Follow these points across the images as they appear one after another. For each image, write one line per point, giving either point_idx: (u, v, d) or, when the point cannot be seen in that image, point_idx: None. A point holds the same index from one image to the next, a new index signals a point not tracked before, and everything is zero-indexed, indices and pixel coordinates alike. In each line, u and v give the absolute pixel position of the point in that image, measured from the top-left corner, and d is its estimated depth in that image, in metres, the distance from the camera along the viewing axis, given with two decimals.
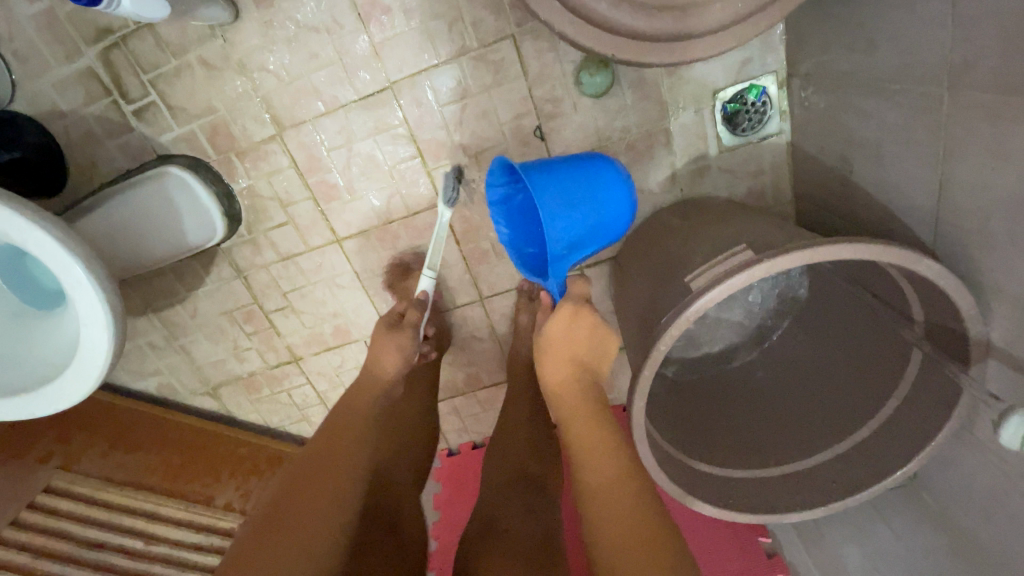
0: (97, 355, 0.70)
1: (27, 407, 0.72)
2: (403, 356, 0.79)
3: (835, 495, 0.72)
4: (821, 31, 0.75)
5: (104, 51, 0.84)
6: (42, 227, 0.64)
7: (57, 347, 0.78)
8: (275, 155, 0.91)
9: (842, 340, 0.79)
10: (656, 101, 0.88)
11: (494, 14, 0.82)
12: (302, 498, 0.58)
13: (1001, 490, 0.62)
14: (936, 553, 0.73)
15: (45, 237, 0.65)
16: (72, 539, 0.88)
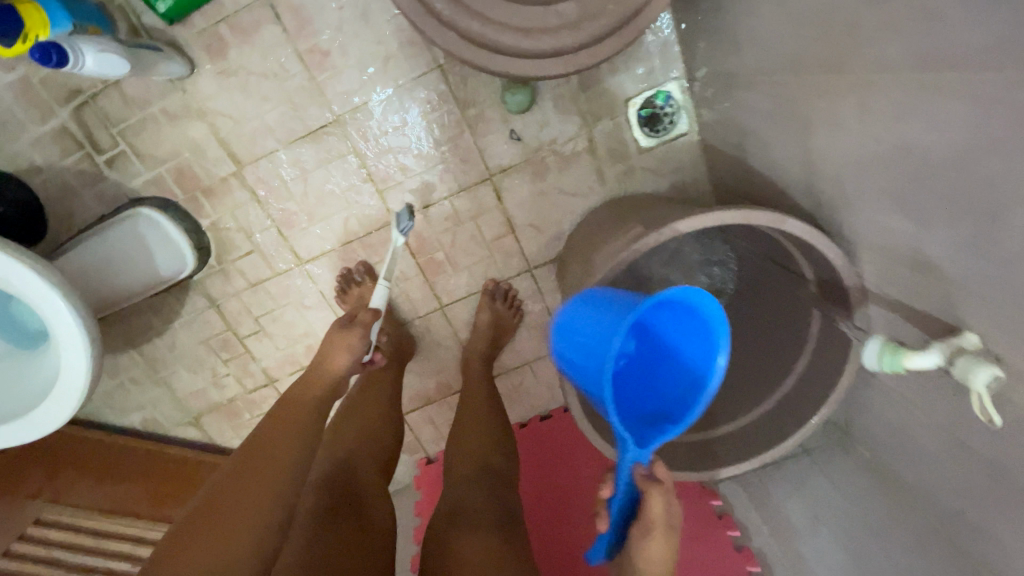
0: (77, 380, 0.76)
1: (16, 436, 0.78)
2: (355, 355, 0.84)
3: (762, 448, 0.79)
4: (707, 38, 0.85)
5: (77, 110, 0.93)
6: (23, 262, 0.72)
7: (38, 378, 0.84)
8: (237, 190, 1.00)
9: (766, 312, 0.85)
10: (575, 114, 0.98)
11: (423, 49, 0.93)
12: (232, 500, 0.63)
13: (903, 419, 0.69)
14: (866, 491, 0.79)
15: (26, 272, 0.72)
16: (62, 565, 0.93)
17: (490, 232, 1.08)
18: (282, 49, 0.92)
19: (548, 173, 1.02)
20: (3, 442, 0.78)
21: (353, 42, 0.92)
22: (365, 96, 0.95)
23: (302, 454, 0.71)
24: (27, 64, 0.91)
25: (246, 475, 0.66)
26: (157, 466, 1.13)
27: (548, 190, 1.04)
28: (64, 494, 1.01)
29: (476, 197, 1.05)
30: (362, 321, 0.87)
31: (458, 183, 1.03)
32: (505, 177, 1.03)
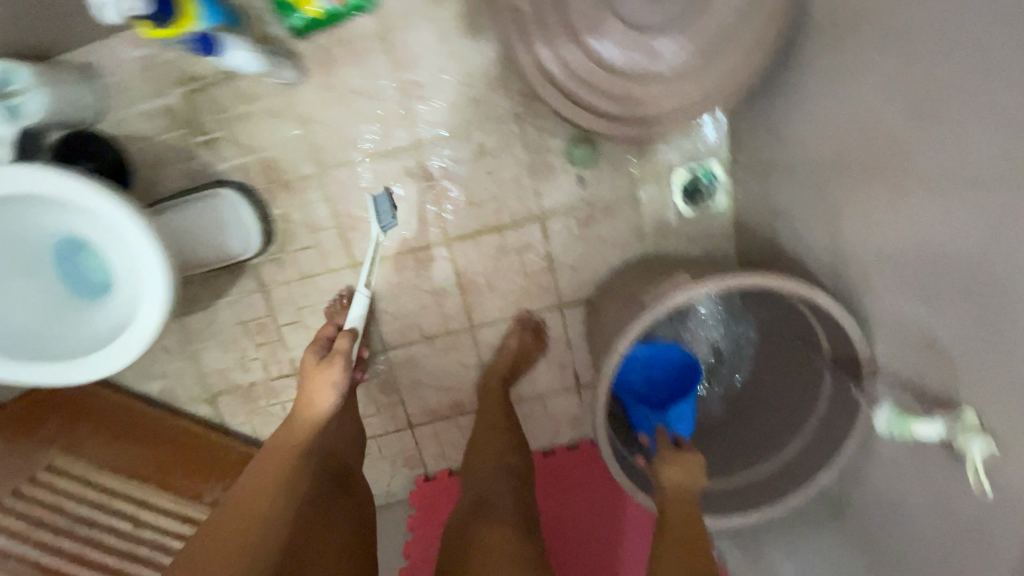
0: (151, 327, 0.81)
1: (88, 371, 0.83)
2: (339, 390, 0.90)
3: (768, 503, 0.85)
4: (755, 130, 0.97)
5: (188, 93, 1.03)
6: (122, 204, 0.77)
7: (108, 323, 0.89)
8: (312, 189, 1.09)
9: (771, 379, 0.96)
10: (627, 174, 1.09)
11: (506, 97, 1.05)
12: (206, 553, 0.69)
13: (899, 490, 0.77)
14: (855, 558, 0.85)
15: (123, 212, 0.77)
16: (64, 514, 0.96)
17: (531, 266, 1.16)
18: (384, 75, 1.03)
19: (594, 222, 1.12)
20: (76, 378, 0.83)
21: (446, 80, 1.04)
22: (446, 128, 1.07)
23: (275, 495, 0.76)
24: (154, 46, 1.00)
25: (218, 530, 0.72)
26: (170, 433, 1.15)
27: (590, 238, 1.14)
28: (77, 443, 1.05)
29: (525, 232, 1.14)
30: (342, 346, 0.91)
31: (512, 217, 1.13)
32: (555, 219, 1.13)
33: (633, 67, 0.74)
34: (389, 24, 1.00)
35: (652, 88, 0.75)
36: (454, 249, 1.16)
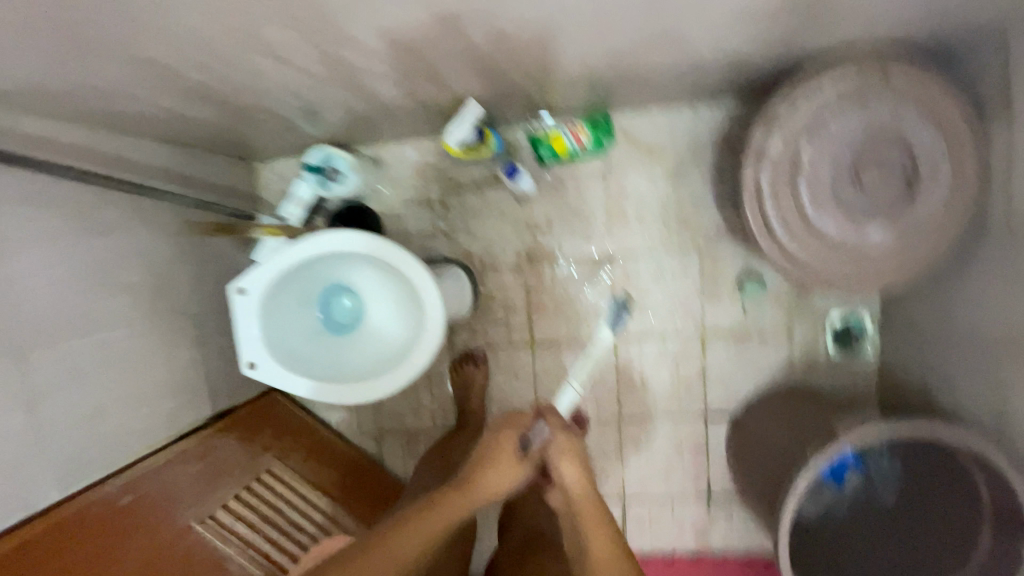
0: (413, 369, 1.02)
1: (352, 395, 1.03)
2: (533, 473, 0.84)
3: None
4: (914, 296, 1.15)
5: (444, 190, 1.34)
6: (423, 267, 1.02)
7: (362, 358, 1.10)
8: (516, 278, 1.35)
9: (924, 544, 1.01)
10: (786, 312, 1.28)
11: (693, 233, 1.28)
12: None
13: None
14: None
15: (423, 274, 1.02)
16: (278, 517, 1.12)
17: (686, 374, 1.32)
18: (597, 201, 1.30)
19: (749, 346, 1.30)
20: (343, 399, 1.03)
21: (646, 212, 1.29)
22: (638, 248, 1.30)
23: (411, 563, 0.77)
24: (430, 153, 1.33)
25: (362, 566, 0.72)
26: (341, 463, 1.33)
27: (744, 360, 1.30)
28: (283, 455, 1.21)
29: (687, 344, 1.31)
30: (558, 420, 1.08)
31: (676, 329, 1.31)
32: (714, 338, 1.30)
33: (844, 239, 0.96)
34: (612, 166, 1.28)
35: (850, 257, 0.97)
36: (622, 348, 1.33)
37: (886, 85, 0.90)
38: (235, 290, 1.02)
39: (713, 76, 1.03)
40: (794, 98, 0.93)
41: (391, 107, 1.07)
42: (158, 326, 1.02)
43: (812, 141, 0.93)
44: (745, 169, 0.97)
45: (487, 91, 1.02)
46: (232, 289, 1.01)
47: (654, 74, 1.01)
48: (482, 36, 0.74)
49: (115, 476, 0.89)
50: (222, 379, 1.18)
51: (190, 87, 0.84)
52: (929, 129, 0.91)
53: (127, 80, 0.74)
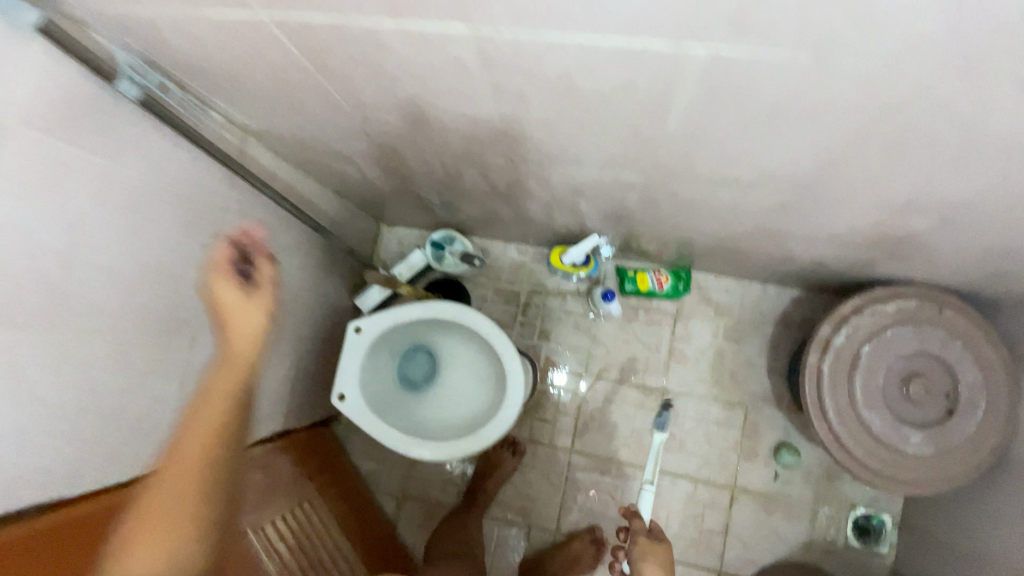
0: (480, 444, 1.12)
1: (418, 450, 1.12)
2: None
3: None
4: (936, 508, 1.23)
5: (532, 291, 1.52)
6: (516, 355, 1.14)
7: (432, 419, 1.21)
8: (573, 385, 1.47)
9: None
10: (813, 490, 1.36)
11: (742, 391, 1.41)
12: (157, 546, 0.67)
13: None
14: None
15: (515, 359, 1.14)
16: (313, 545, 1.12)
17: (708, 523, 1.37)
18: (662, 339, 1.45)
19: (773, 513, 1.36)
20: (409, 451, 1.12)
21: (703, 361, 1.43)
22: (690, 390, 1.42)
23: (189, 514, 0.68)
24: (530, 258, 1.53)
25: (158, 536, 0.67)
26: (365, 514, 1.36)
27: (766, 525, 1.36)
28: (322, 487, 1.25)
29: (715, 493, 1.38)
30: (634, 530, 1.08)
31: (708, 476, 1.39)
32: (741, 495, 1.37)
33: (888, 437, 1.08)
34: (683, 313, 1.45)
35: (889, 455, 1.08)
36: (654, 479, 1.40)
37: (939, 318, 1.08)
38: (350, 330, 1.16)
39: (793, 268, 1.22)
40: (862, 307, 1.11)
41: (523, 218, 1.28)
42: (277, 341, 1.15)
43: (872, 346, 1.09)
44: (811, 353, 1.12)
45: (607, 228, 1.22)
46: (349, 328, 1.16)
47: (745, 254, 1.21)
48: (637, 199, 0.94)
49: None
50: (296, 400, 1.28)
51: (392, 168, 1.05)
52: (971, 365, 1.06)
53: (360, 153, 0.95)
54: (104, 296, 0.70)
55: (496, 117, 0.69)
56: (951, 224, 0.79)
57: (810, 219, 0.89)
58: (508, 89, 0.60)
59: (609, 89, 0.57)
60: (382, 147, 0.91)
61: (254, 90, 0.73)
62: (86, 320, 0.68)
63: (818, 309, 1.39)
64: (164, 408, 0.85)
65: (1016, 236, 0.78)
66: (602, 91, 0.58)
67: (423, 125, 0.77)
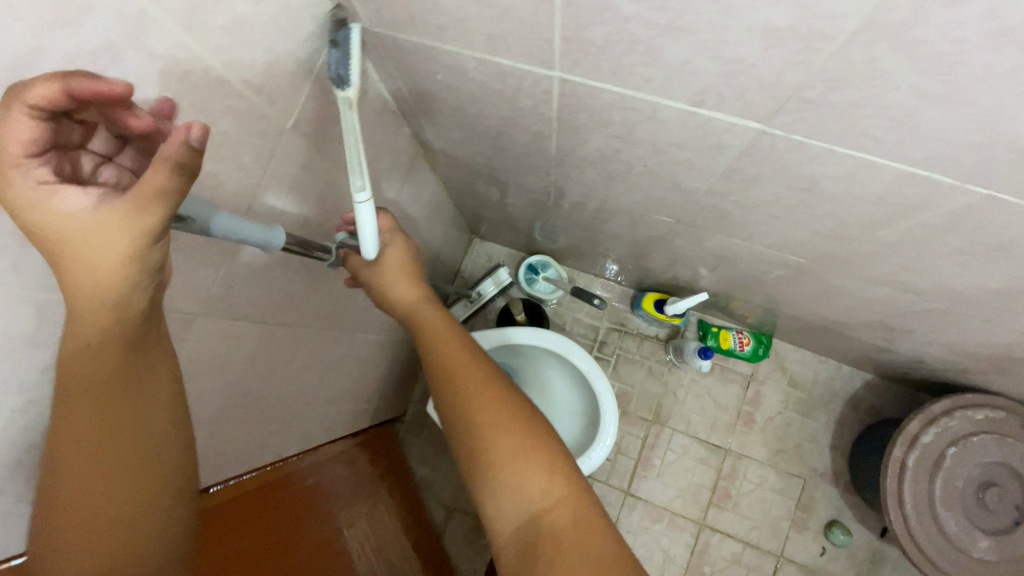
0: None
1: None
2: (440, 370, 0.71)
3: None
4: None
5: (611, 328, 1.55)
6: (611, 394, 1.18)
7: None
8: (638, 426, 1.49)
9: None
10: (856, 571, 1.39)
11: (802, 463, 1.44)
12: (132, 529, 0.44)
13: None
14: None
15: (608, 399, 1.17)
16: (390, 546, 1.14)
17: None
18: (732, 398, 1.48)
19: None
20: None
21: (769, 427, 1.46)
22: (751, 454, 1.45)
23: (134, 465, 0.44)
24: (613, 296, 1.55)
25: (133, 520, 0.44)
26: (420, 519, 1.37)
27: None
28: (389, 488, 1.26)
29: (761, 559, 1.40)
30: None
31: (757, 541, 1.41)
32: (786, 565, 1.40)
33: (957, 539, 1.12)
34: (756, 378, 1.48)
35: (954, 556, 1.12)
36: (702, 535, 1.42)
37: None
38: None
39: (884, 359, 1.26)
40: (953, 409, 1.14)
41: (629, 261, 1.31)
42: (384, 342, 1.17)
43: (956, 449, 1.14)
44: (897, 445, 1.15)
45: (713, 288, 1.25)
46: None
47: (841, 338, 1.24)
48: (776, 275, 0.97)
49: (303, 455, 0.96)
50: (379, 400, 1.30)
51: (535, 199, 1.08)
52: None
53: (520, 182, 0.98)
54: (294, 288, 0.74)
55: (703, 189, 0.72)
56: None
57: (941, 328, 0.93)
58: (742, 172, 0.63)
59: (849, 197, 0.60)
60: (546, 182, 0.93)
61: (472, 117, 0.75)
62: (279, 311, 0.72)
63: (888, 397, 1.43)
64: (302, 398, 0.88)
65: None
66: (841, 196, 0.61)
67: (614, 177, 0.80)
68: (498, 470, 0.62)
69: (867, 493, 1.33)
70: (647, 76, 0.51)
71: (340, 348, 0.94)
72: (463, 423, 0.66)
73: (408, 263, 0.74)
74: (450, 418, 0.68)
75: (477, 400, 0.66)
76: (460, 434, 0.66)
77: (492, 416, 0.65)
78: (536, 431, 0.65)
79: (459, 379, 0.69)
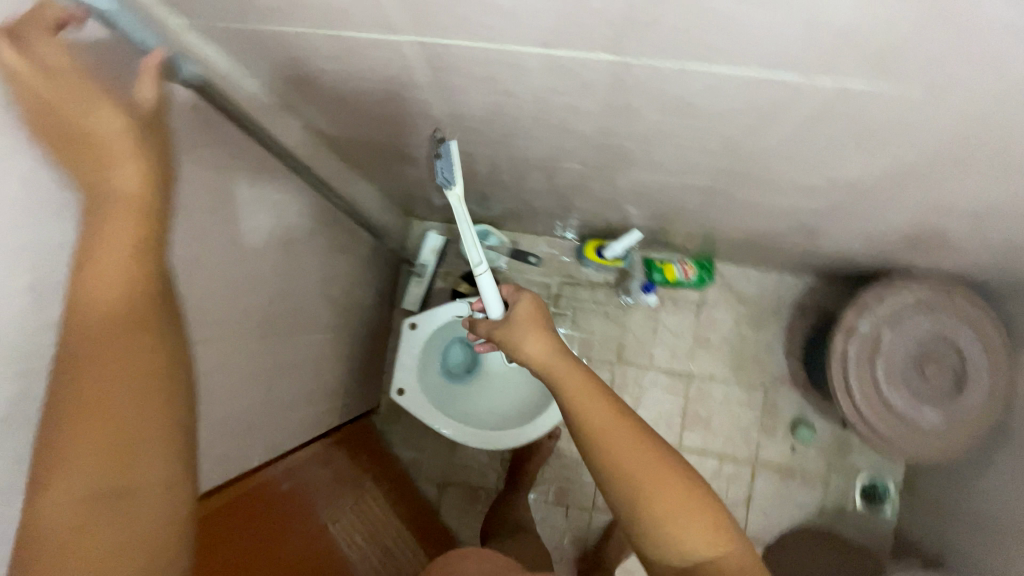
0: (531, 432, 1.18)
1: (473, 440, 1.20)
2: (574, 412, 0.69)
3: None
4: (935, 472, 1.38)
5: (562, 282, 1.58)
6: None
7: (476, 409, 1.28)
8: (605, 370, 1.54)
9: None
10: (825, 460, 1.49)
11: (762, 373, 1.51)
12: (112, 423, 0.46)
13: None
14: None
15: None
16: (381, 533, 1.17)
17: (732, 496, 1.49)
18: (687, 326, 1.54)
19: (790, 482, 1.48)
20: (467, 442, 1.19)
21: (727, 346, 1.52)
22: (714, 374, 1.52)
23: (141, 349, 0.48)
24: (558, 251, 1.58)
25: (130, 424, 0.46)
26: (414, 499, 1.41)
27: (785, 496, 1.48)
28: (374, 476, 1.29)
29: (737, 468, 1.49)
30: None
31: (731, 451, 1.50)
32: (761, 468, 1.49)
33: (904, 413, 1.20)
34: (707, 302, 1.54)
35: (901, 427, 1.20)
36: (682, 458, 1.50)
37: (950, 305, 1.19)
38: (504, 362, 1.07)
39: (817, 260, 1.31)
40: (883, 296, 1.21)
41: (564, 214, 1.33)
42: (334, 338, 1.17)
43: (891, 331, 1.21)
44: (838, 338, 1.23)
45: (646, 224, 1.28)
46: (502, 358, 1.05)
47: (773, 248, 1.29)
48: (693, 200, 1.00)
49: (273, 463, 0.96)
50: (346, 395, 1.31)
51: (454, 169, 1.07)
52: (978, 346, 1.17)
53: (428, 154, 0.98)
54: (213, 303, 0.74)
55: (593, 129, 0.73)
56: (982, 227, 0.88)
57: (850, 221, 0.97)
58: (618, 106, 0.65)
59: (720, 111, 0.62)
60: (453, 150, 0.93)
61: (353, 98, 0.74)
62: (199, 328, 0.71)
63: (830, 296, 1.49)
64: (252, 410, 0.88)
65: None
66: (712, 112, 0.62)
67: (511, 133, 0.80)
68: (659, 523, 0.61)
69: (823, 388, 1.41)
70: (490, 25, 0.51)
71: (283, 354, 0.95)
72: (608, 463, 0.65)
73: (535, 312, 0.80)
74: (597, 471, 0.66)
75: (623, 441, 0.65)
76: (605, 477, 0.65)
77: (651, 476, 0.62)
78: (689, 482, 0.63)
79: (601, 434, 0.65)
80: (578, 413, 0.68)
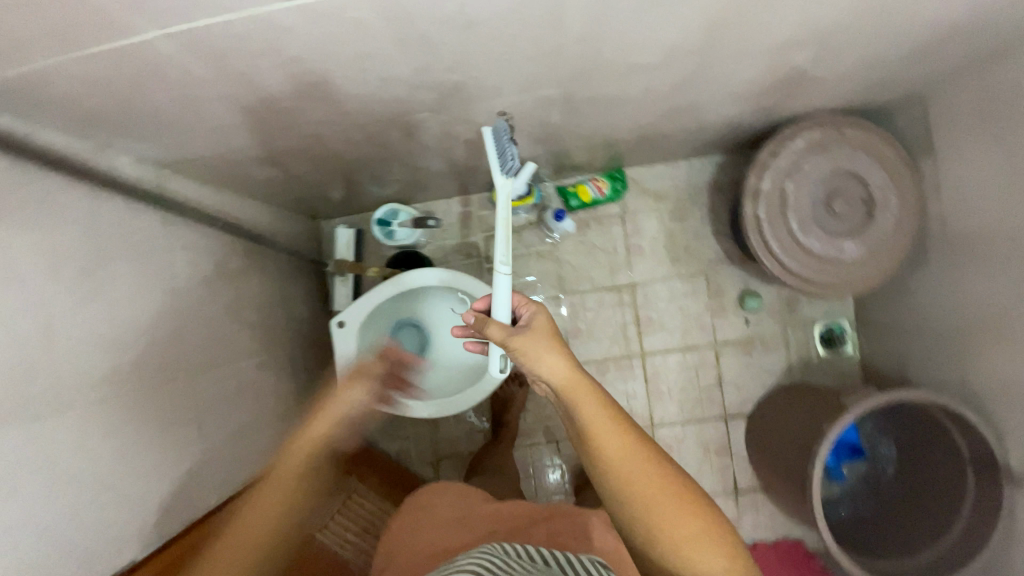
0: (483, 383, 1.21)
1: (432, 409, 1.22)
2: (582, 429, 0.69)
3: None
4: (880, 299, 1.43)
5: (487, 236, 1.57)
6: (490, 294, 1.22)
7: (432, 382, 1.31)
8: (553, 305, 1.55)
9: (924, 492, 1.22)
10: (780, 321, 1.54)
11: (699, 260, 1.54)
12: None
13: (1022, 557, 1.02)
14: None
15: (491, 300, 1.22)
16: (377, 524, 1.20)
17: (705, 382, 1.54)
18: (617, 239, 1.55)
19: (754, 352, 1.54)
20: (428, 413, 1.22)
21: (659, 246, 1.54)
22: (655, 276, 1.54)
23: None
24: (473, 207, 1.56)
25: None
26: (409, 484, 1.44)
27: (753, 366, 1.54)
28: (360, 475, 1.31)
29: (702, 354, 1.54)
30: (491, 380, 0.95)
31: (692, 342, 1.54)
32: (724, 348, 1.54)
33: (828, 254, 1.23)
34: (629, 210, 1.55)
35: (830, 268, 1.23)
36: (649, 362, 1.54)
37: (841, 138, 1.21)
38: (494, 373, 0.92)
39: (711, 136, 1.32)
40: (777, 150, 1.23)
41: (457, 169, 1.31)
42: (269, 359, 1.16)
43: (794, 181, 1.23)
44: (746, 204, 1.25)
45: (537, 153, 1.27)
46: (498, 372, 0.89)
47: (666, 137, 1.30)
48: (559, 113, 0.99)
49: (238, 494, 0.98)
50: (307, 409, 1.32)
51: (321, 157, 1.04)
52: (879, 170, 1.20)
53: (283, 150, 0.95)
54: (94, 361, 0.72)
55: (407, 70, 0.71)
56: (825, 51, 0.89)
57: (710, 86, 0.97)
58: (408, 37, 0.62)
59: (504, 11, 0.60)
60: (302, 138, 0.91)
61: (161, 114, 0.72)
62: (84, 390, 0.70)
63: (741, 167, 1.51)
64: (191, 452, 0.88)
65: (877, 43, 0.89)
66: (498, 13, 0.60)
67: (337, 101, 0.78)
68: (676, 549, 0.64)
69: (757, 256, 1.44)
70: None
71: (207, 390, 0.94)
72: (624, 492, 0.66)
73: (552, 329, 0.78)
74: (604, 483, 0.68)
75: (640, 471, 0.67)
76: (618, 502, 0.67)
77: (670, 504, 0.65)
78: (711, 514, 0.66)
79: (608, 448, 0.67)
80: (592, 435, 0.68)
